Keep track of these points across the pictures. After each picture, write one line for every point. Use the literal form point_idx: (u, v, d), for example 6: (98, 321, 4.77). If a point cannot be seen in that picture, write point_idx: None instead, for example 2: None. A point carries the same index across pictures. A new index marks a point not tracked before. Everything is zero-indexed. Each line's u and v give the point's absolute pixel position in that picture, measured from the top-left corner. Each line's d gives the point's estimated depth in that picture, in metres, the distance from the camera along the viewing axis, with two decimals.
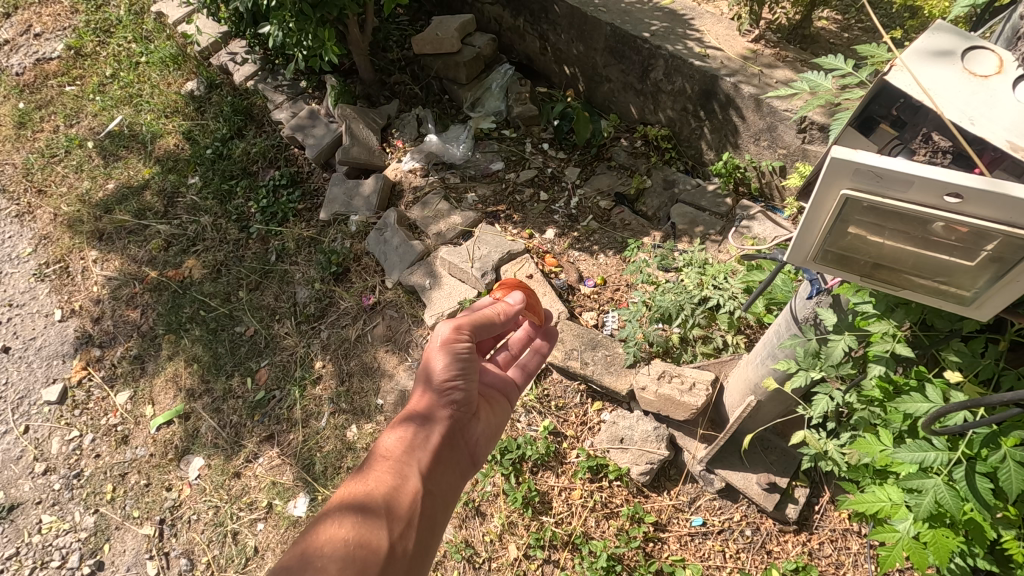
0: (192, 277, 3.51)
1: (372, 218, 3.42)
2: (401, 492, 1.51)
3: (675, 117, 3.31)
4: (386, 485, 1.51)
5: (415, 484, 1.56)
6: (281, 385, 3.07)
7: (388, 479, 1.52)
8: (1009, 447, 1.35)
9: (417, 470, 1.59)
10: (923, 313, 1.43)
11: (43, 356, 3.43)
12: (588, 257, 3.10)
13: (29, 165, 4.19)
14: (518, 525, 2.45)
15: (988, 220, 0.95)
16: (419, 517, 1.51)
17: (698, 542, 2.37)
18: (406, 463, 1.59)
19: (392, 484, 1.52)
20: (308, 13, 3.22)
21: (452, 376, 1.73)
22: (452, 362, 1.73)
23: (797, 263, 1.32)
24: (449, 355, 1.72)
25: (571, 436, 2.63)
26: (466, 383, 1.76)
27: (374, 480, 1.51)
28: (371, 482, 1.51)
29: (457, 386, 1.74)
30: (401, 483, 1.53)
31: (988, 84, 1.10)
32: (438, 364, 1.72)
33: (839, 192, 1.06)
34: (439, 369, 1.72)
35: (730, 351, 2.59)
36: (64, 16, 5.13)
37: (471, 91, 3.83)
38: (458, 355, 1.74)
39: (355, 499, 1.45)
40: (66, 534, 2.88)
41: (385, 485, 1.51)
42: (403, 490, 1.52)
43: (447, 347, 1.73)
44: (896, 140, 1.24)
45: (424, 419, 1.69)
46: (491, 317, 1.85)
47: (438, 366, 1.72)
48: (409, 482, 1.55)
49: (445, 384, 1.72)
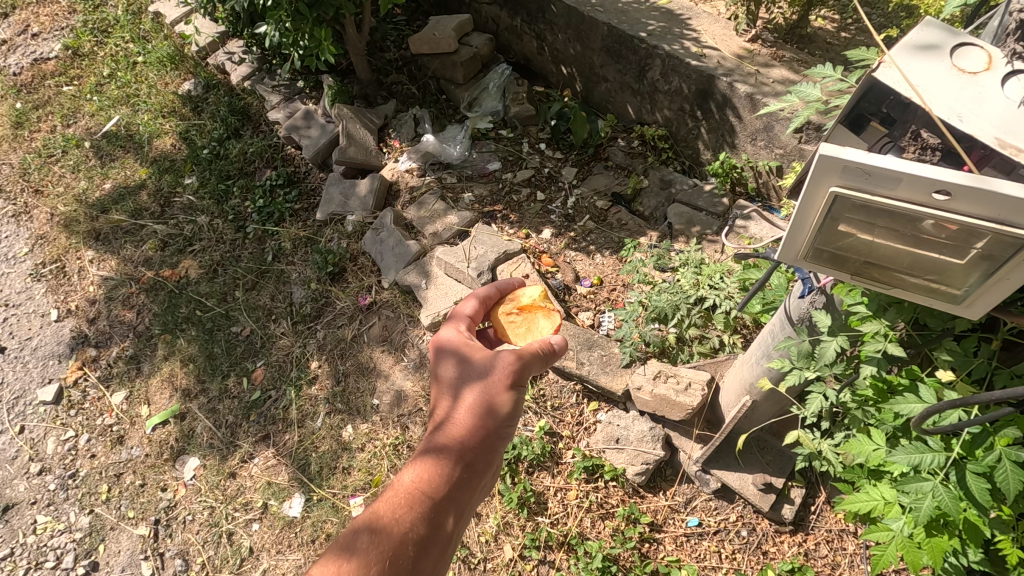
0: (188, 276, 3.51)
1: (368, 218, 3.42)
2: (433, 542, 1.45)
3: (672, 117, 3.31)
4: (419, 532, 1.43)
5: (447, 533, 1.49)
6: (277, 385, 3.06)
7: (422, 525, 1.45)
8: (1004, 447, 1.34)
9: (450, 515, 1.52)
10: (916, 312, 1.42)
11: (39, 356, 3.43)
12: (585, 257, 3.10)
13: (26, 164, 4.17)
14: (514, 525, 2.44)
15: (978, 218, 0.95)
16: (442, 568, 1.48)
17: (694, 542, 2.36)
18: (444, 506, 1.51)
19: (426, 531, 1.44)
20: (304, 12, 3.22)
21: (504, 418, 1.64)
22: (510, 403, 1.65)
23: (789, 261, 1.31)
24: (505, 392, 1.64)
25: (567, 436, 2.62)
26: (511, 423, 1.67)
27: (408, 523, 1.44)
28: (403, 523, 1.43)
29: (504, 427, 1.65)
30: (435, 532, 1.46)
31: (977, 81, 1.09)
32: (496, 405, 1.63)
33: (829, 189, 1.06)
34: (496, 406, 1.63)
35: (726, 351, 2.58)
36: (62, 17, 5.13)
37: (469, 91, 3.82)
38: (513, 394, 1.65)
39: (386, 544, 1.38)
40: (61, 535, 2.87)
41: (418, 533, 1.43)
42: (436, 541, 1.46)
43: (507, 384, 1.64)
44: (886, 138, 1.23)
45: (467, 450, 1.58)
46: (544, 349, 1.72)
47: (495, 408, 1.63)
48: (443, 531, 1.48)
49: (493, 423, 1.63)
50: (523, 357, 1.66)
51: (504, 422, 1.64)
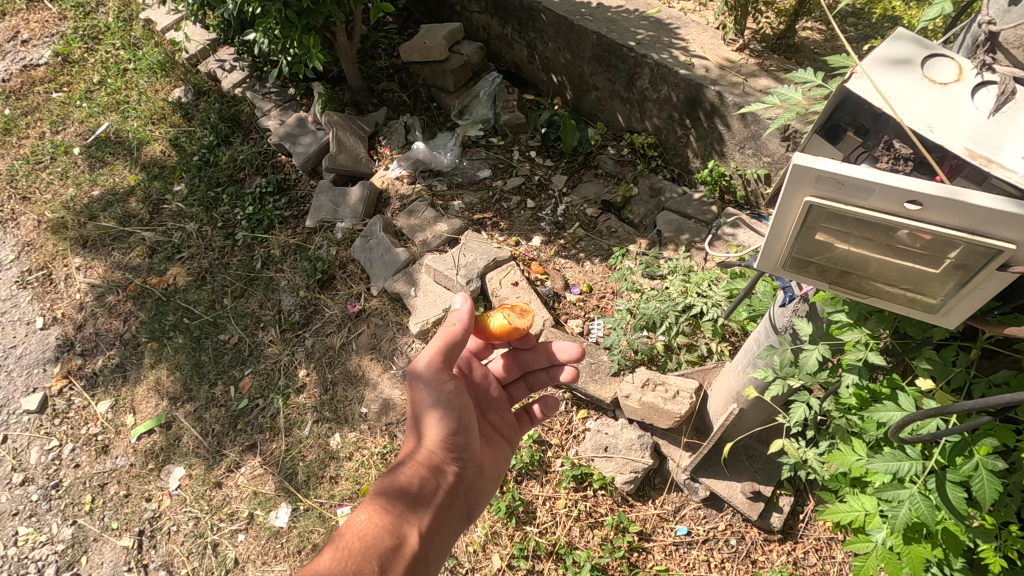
0: (176, 284, 3.48)
1: (358, 226, 3.40)
2: (398, 555, 1.53)
3: (661, 125, 3.33)
4: (384, 544, 1.52)
5: (412, 547, 1.57)
6: (264, 394, 3.03)
7: (386, 539, 1.53)
8: (982, 456, 1.33)
9: (414, 532, 1.61)
10: (896, 321, 1.44)
11: (22, 365, 3.39)
12: (575, 265, 3.10)
13: (13, 171, 4.14)
14: (502, 535, 2.42)
15: (950, 227, 0.95)
16: None
17: (683, 551, 2.35)
18: (407, 521, 1.61)
19: (390, 544, 1.53)
20: (293, 20, 3.21)
21: (453, 429, 1.78)
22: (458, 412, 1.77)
23: (768, 269, 1.32)
24: (441, 391, 1.72)
25: (556, 444, 2.61)
26: (468, 438, 1.82)
27: (374, 537, 1.52)
28: (369, 538, 1.52)
29: (458, 439, 1.80)
30: (400, 546, 1.54)
31: (947, 92, 1.11)
32: (447, 416, 1.76)
33: (803, 200, 1.06)
34: (446, 420, 1.76)
35: (715, 359, 2.58)
36: (52, 23, 5.12)
37: (459, 99, 3.82)
38: (450, 386, 1.73)
39: (349, 560, 1.44)
40: (42, 547, 2.83)
41: (383, 546, 1.51)
42: (401, 554, 1.53)
43: (438, 379, 1.70)
44: (861, 148, 1.24)
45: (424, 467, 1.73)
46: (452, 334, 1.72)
47: (445, 420, 1.76)
48: (408, 545, 1.56)
49: (447, 432, 1.78)
50: (442, 348, 1.71)
51: (457, 439, 1.80)
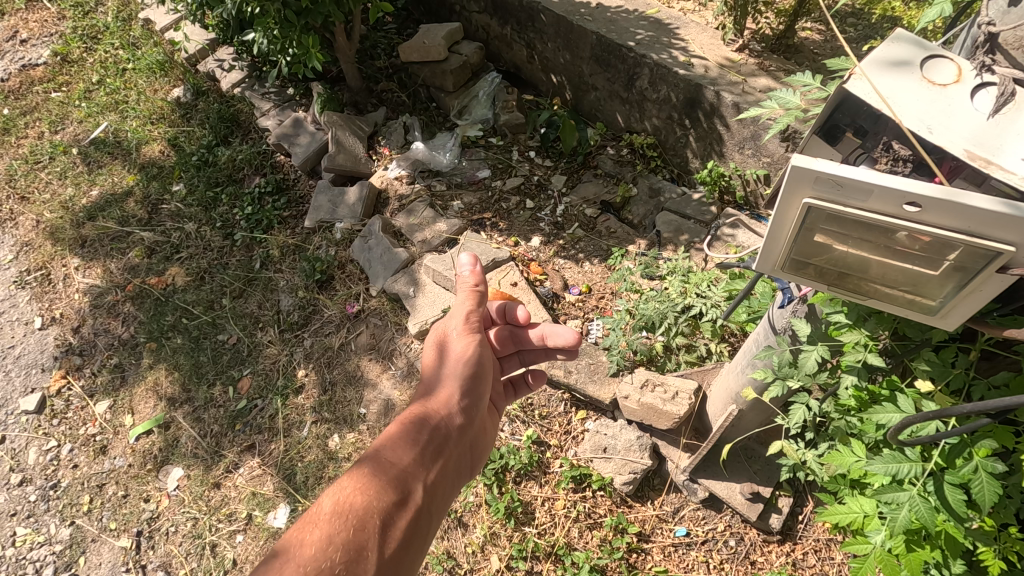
0: (174, 284, 3.48)
1: (357, 226, 3.40)
2: (404, 510, 1.31)
3: (660, 125, 3.32)
4: (387, 499, 1.30)
5: (418, 502, 1.37)
6: (263, 395, 3.03)
7: (389, 494, 1.31)
8: (981, 458, 1.33)
9: (421, 486, 1.40)
10: (895, 322, 1.44)
11: (20, 365, 3.38)
12: (574, 265, 3.09)
13: (12, 171, 4.13)
14: (501, 536, 2.41)
15: (950, 229, 0.95)
16: (416, 541, 1.31)
17: (682, 552, 2.34)
18: (414, 473, 1.41)
19: (395, 498, 1.31)
20: (292, 20, 3.21)
21: (467, 382, 1.70)
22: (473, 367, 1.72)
23: (767, 271, 1.31)
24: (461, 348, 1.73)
25: (555, 445, 2.60)
26: (479, 393, 1.73)
27: (377, 489, 1.30)
28: (371, 490, 1.30)
29: (471, 393, 1.70)
30: (405, 500, 1.33)
31: (946, 93, 1.11)
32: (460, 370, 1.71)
33: (802, 201, 1.06)
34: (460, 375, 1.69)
35: (714, 359, 2.58)
36: (51, 22, 5.11)
37: (458, 99, 3.82)
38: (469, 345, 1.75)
39: (349, 514, 1.22)
40: (40, 547, 2.82)
41: (385, 501, 1.29)
42: (408, 510, 1.32)
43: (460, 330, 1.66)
44: (860, 150, 1.24)
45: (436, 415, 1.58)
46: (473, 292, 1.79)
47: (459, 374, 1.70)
48: (414, 497, 1.36)
49: (460, 385, 1.69)
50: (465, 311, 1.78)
51: (468, 391, 1.69)
